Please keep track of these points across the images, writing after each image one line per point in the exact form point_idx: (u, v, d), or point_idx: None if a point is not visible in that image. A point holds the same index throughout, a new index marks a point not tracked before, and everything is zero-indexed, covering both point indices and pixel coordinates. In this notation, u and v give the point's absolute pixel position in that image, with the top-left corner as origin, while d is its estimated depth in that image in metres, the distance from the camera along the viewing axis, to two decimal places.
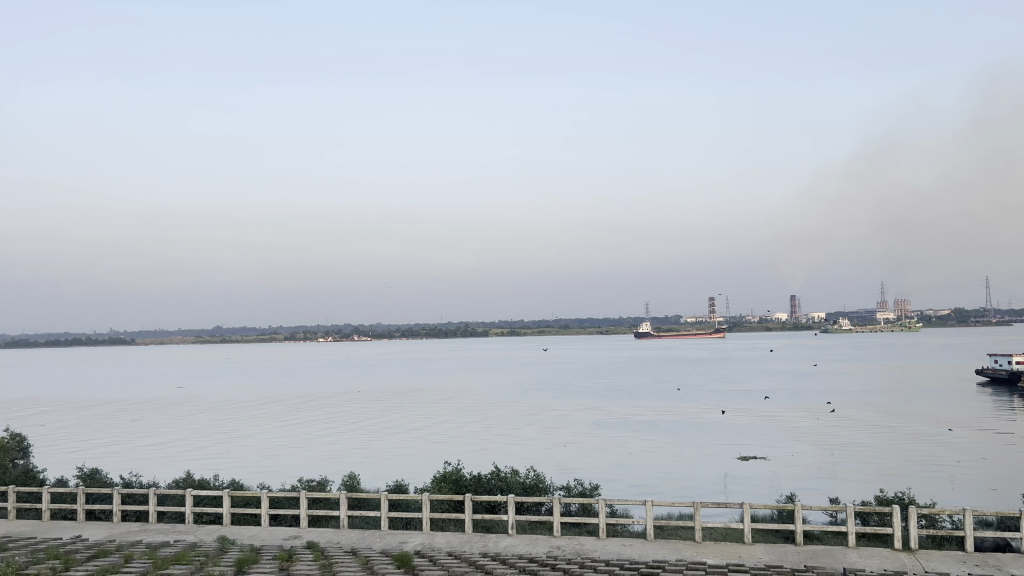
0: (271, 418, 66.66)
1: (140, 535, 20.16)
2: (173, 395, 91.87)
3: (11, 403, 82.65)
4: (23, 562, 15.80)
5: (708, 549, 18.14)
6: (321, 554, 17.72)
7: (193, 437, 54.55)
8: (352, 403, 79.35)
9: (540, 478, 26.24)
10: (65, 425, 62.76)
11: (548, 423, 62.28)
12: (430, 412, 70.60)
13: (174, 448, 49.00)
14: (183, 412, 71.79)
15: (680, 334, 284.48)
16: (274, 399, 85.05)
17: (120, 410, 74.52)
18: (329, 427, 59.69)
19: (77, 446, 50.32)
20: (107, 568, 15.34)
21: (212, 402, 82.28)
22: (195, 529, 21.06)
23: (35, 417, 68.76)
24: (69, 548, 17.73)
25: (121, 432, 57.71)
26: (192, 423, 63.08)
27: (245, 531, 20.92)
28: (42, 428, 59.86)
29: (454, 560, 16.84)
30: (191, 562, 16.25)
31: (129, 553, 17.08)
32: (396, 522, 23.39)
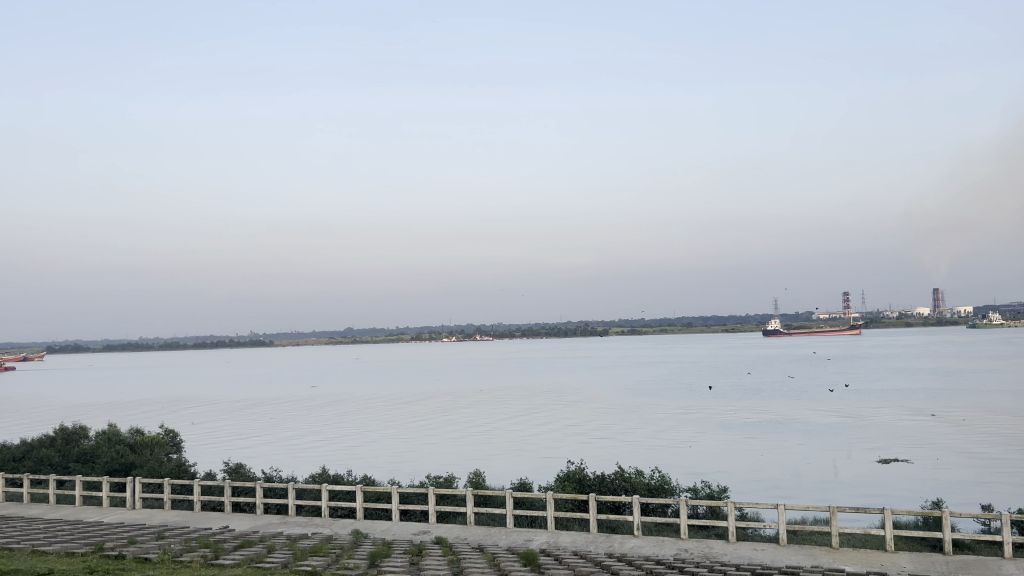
0: (399, 417, 68.71)
1: (282, 527, 21.24)
2: (310, 394, 96.30)
3: (165, 402, 88.91)
4: (178, 550, 16.92)
5: (847, 555, 17.27)
6: (449, 550, 18.04)
7: (328, 434, 57.08)
8: (476, 402, 80.71)
9: (665, 478, 25.82)
10: (213, 422, 66.97)
11: (673, 424, 61.14)
12: (553, 412, 70.79)
13: (310, 445, 51.37)
14: (318, 411, 75.16)
15: (812, 332, 272.57)
16: (403, 399, 87.76)
17: (261, 409, 78.70)
18: (455, 427, 60.85)
19: (225, 442, 53.70)
20: (251, 558, 16.20)
21: (345, 402, 85.50)
22: (330, 523, 21.95)
23: (187, 415, 73.71)
24: (218, 538, 18.90)
25: (261, 429, 61.08)
26: (327, 422, 65.97)
27: (376, 525, 21.62)
28: (193, 425, 64.25)
29: (581, 559, 16.76)
30: (328, 554, 16.91)
31: (270, 544, 17.98)
32: (522, 519, 23.56)
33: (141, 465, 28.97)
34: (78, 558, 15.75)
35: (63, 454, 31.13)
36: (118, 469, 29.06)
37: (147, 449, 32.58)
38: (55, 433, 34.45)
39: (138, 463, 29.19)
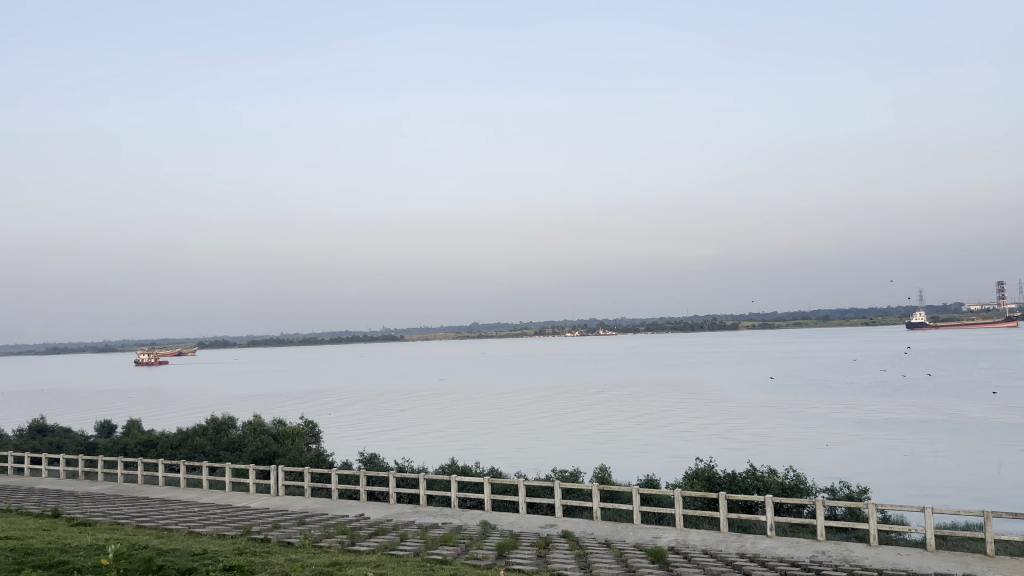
0: (526, 411, 69.38)
1: (413, 516, 21.88)
2: (438, 388, 98.83)
3: (305, 394, 93.48)
4: (318, 535, 17.79)
5: (1005, 565, 16.01)
6: (575, 544, 18.08)
7: (456, 427, 58.42)
8: (601, 398, 80.21)
9: (800, 478, 24.83)
10: (349, 414, 69.81)
11: (808, 421, 58.71)
12: (680, 408, 69.40)
13: (438, 437, 52.70)
14: (447, 404, 76.90)
15: (962, 325, 254.46)
16: (527, 393, 88.57)
17: (393, 401, 81.32)
18: (581, 421, 60.78)
19: (359, 432, 55.93)
20: (384, 545, 16.81)
21: (472, 395, 87.07)
22: (460, 514, 22.44)
23: (325, 406, 77.25)
24: (354, 525, 19.75)
25: (393, 421, 63.15)
26: (454, 415, 67.49)
27: (503, 517, 21.91)
28: (329, 417, 67.25)
29: (711, 559, 16.38)
30: (458, 544, 17.32)
31: (403, 532, 18.61)
32: (649, 517, 23.30)
33: (284, 454, 30.60)
34: (228, 539, 16.85)
35: (214, 442, 33.39)
36: (263, 457, 30.83)
37: (289, 439, 34.39)
38: (206, 423, 36.96)
39: (282, 452, 30.87)
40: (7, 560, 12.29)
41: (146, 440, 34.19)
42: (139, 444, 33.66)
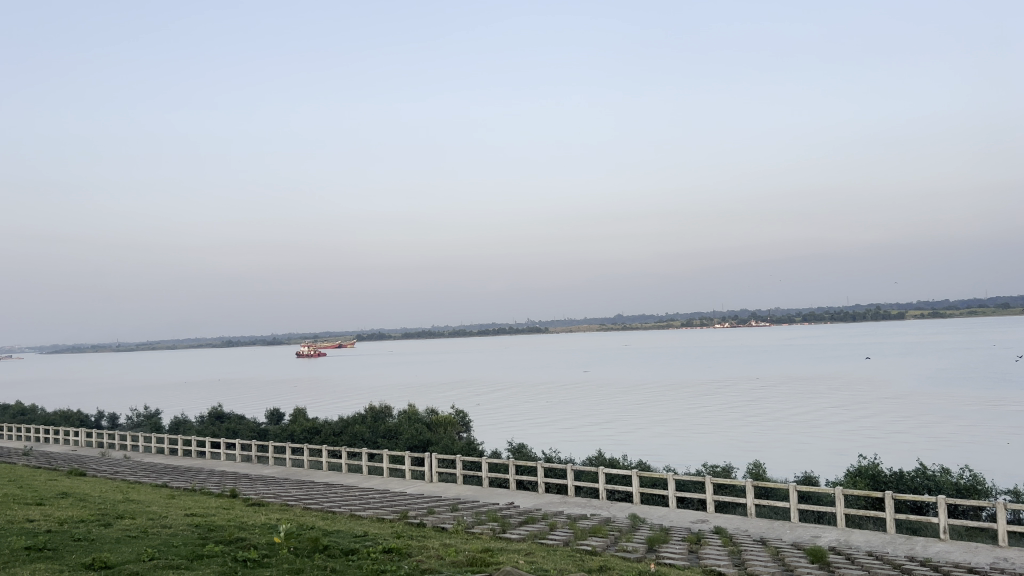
0: (674, 404, 68.16)
1: (562, 507, 22.05)
2: (585, 380, 99.03)
3: (454, 385, 96.16)
4: (470, 522, 18.27)
5: None
6: (728, 541, 17.62)
7: (605, 419, 58.30)
8: (754, 392, 77.52)
9: (978, 479, 22.99)
10: (496, 404, 71.23)
11: (985, 418, 54.15)
12: (840, 403, 65.94)
13: (587, 429, 52.76)
14: (593, 396, 76.79)
15: None
16: (676, 386, 87.04)
17: (539, 393, 82.11)
18: (732, 416, 59.02)
19: (508, 422, 56.98)
20: (534, 534, 17.04)
21: (619, 387, 86.52)
22: (608, 505, 22.38)
23: (474, 397, 79.17)
24: (505, 513, 20.16)
25: (540, 412, 63.84)
26: (602, 406, 67.34)
27: (653, 511, 21.64)
28: (480, 407, 68.92)
29: (876, 561, 15.48)
30: (608, 536, 17.27)
31: (553, 522, 18.77)
32: (808, 516, 22.34)
33: (436, 442, 31.65)
34: (387, 523, 17.63)
35: (373, 430, 35.01)
36: (417, 445, 32.02)
37: (442, 428, 35.51)
38: (365, 411, 38.80)
39: (434, 440, 31.92)
40: (192, 534, 13.43)
41: (311, 427, 36.32)
42: (305, 431, 35.84)
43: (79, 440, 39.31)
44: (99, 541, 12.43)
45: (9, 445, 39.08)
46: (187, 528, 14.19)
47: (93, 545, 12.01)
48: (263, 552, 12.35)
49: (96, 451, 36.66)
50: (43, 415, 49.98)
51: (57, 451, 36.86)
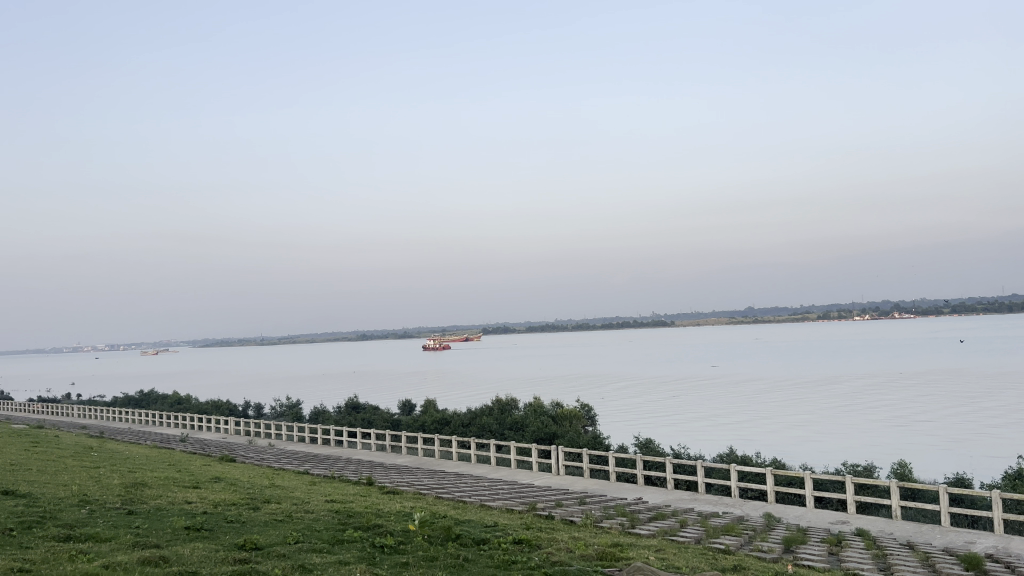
0: (809, 401, 65.27)
1: (692, 504, 21.57)
2: (715, 375, 96.48)
3: (578, 379, 95.88)
4: (599, 516, 18.21)
5: None
6: (872, 544, 16.69)
7: (737, 415, 56.68)
8: (899, 388, 73.25)
9: None
10: (621, 398, 70.53)
11: None
12: (996, 401, 61.12)
13: (718, 425, 51.47)
14: (722, 392, 74.67)
15: None
16: (812, 381, 83.45)
17: (666, 387, 80.60)
18: (873, 413, 55.92)
19: (636, 417, 56.32)
20: (663, 530, 16.75)
21: (749, 383, 83.73)
22: (742, 504, 21.71)
23: (599, 391, 78.72)
24: (633, 508, 19.95)
25: (666, 407, 62.74)
26: (733, 402, 65.53)
27: (789, 511, 20.82)
28: (608, 401, 68.57)
29: None
30: (741, 534, 16.79)
31: (683, 519, 18.39)
32: (962, 520, 20.86)
33: (562, 434, 31.72)
34: (515, 514, 17.82)
35: (499, 422, 35.46)
36: (543, 437, 32.22)
37: (567, 422, 35.55)
38: (492, 404, 39.32)
39: (560, 433, 32.01)
40: (333, 520, 14.03)
41: (441, 419, 37.23)
42: (435, 422, 36.79)
43: (229, 427, 41.99)
44: (250, 524, 13.18)
45: (168, 431, 42.22)
46: (328, 513, 14.85)
47: (244, 527, 12.76)
48: (398, 539, 12.74)
49: (244, 438, 39.03)
50: (197, 404, 53.65)
51: (210, 438, 39.49)
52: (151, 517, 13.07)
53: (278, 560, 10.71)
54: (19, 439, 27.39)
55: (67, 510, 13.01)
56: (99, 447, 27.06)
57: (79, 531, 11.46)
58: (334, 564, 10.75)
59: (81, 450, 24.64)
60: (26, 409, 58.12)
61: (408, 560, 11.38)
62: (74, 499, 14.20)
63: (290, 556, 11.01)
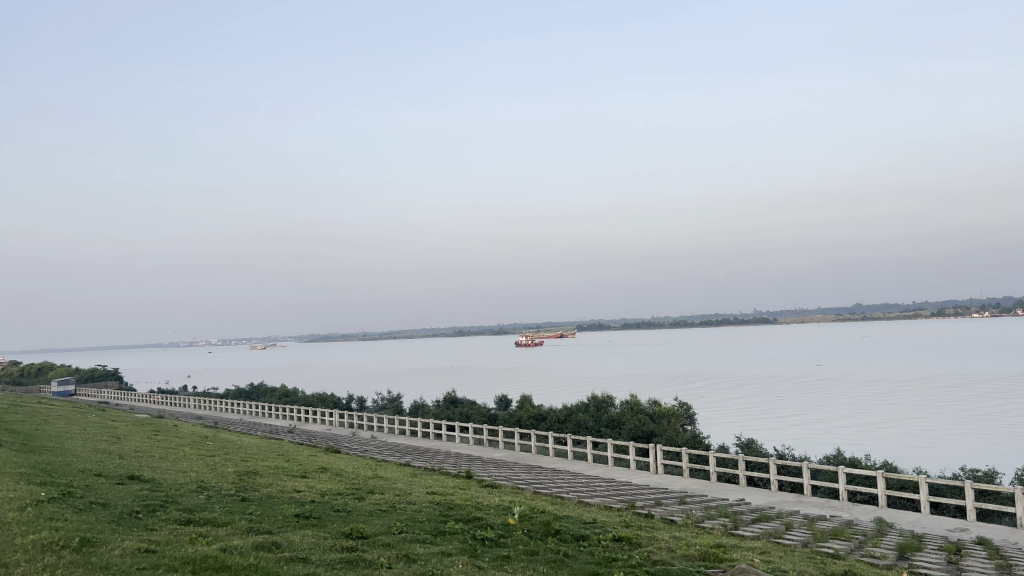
0: (922, 402, 62.04)
1: (797, 507, 20.88)
2: (820, 373, 92.84)
3: (675, 377, 94.20)
4: (700, 516, 17.84)
5: None
6: (996, 554, 15.70)
7: (844, 415, 54.61)
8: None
9: None
10: (720, 397, 68.98)
11: None
12: None
13: (824, 425, 49.67)
14: (827, 391, 71.88)
15: None
16: (926, 381, 79.24)
17: (767, 386, 78.20)
18: (994, 417, 52.65)
19: (736, 417, 55.06)
20: (768, 532, 16.26)
21: (857, 383, 80.27)
22: (850, 507, 20.90)
23: (697, 389, 77.23)
24: (736, 509, 19.46)
25: (767, 407, 60.97)
26: (840, 402, 63.00)
27: (902, 516, 19.88)
28: (707, 400, 67.28)
29: None
30: (851, 539, 16.12)
31: (788, 522, 17.79)
32: None
33: (660, 432, 31.30)
34: (615, 511, 17.65)
35: (596, 420, 35.27)
36: (641, 436, 31.88)
37: (666, 420, 35.06)
38: (588, 401, 39.15)
39: (658, 431, 31.60)
40: (435, 511, 14.28)
41: (537, 415, 37.33)
42: (532, 418, 36.95)
43: (333, 420, 43.43)
44: (356, 513, 13.56)
45: (277, 423, 43.97)
46: (429, 505, 15.13)
47: (349, 517, 13.11)
48: (499, 532, 12.83)
49: (348, 430, 40.24)
50: (303, 397, 55.69)
51: (316, 429, 40.91)
52: (263, 504, 13.63)
53: (383, 550, 10.96)
54: (141, 427, 29.07)
55: (187, 495, 13.74)
56: (215, 436, 28.43)
57: (199, 515, 12.05)
58: (437, 555, 10.91)
59: (197, 439, 25.94)
60: (149, 399, 61.72)
61: (509, 553, 11.44)
62: (194, 485, 15.00)
63: (395, 545, 11.26)
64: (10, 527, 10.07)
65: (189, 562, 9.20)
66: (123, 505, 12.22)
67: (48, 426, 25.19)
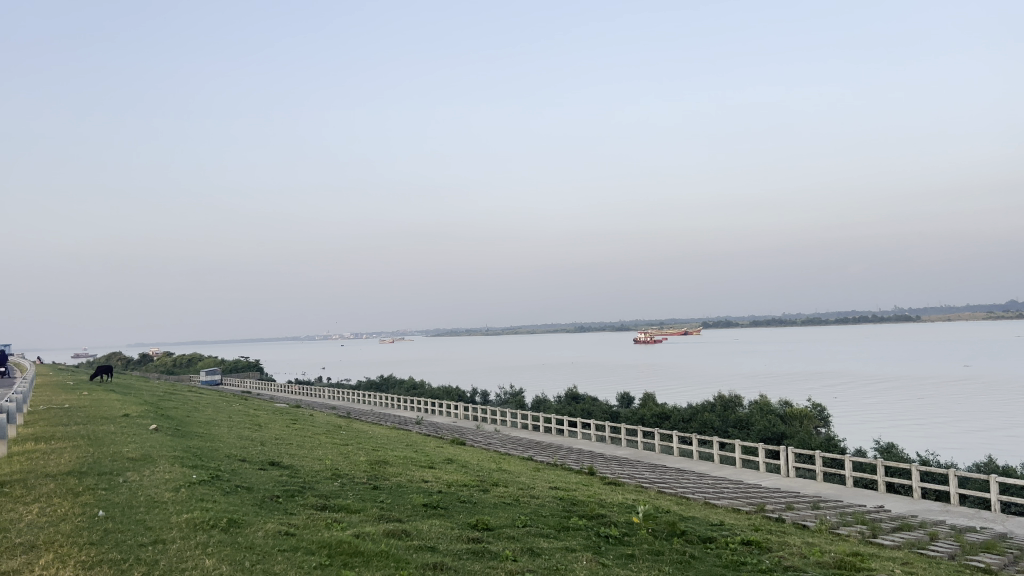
0: None
1: (943, 516, 19.60)
2: (970, 376, 86.60)
3: (808, 377, 90.31)
4: (835, 522, 17.07)
5: None
6: None
7: (995, 421, 50.89)
8: None
9: None
10: (857, 399, 65.69)
11: None
12: None
13: (974, 431, 46.41)
14: (977, 395, 67.03)
15: None
16: None
17: (911, 389, 73.69)
18: None
19: (874, 420, 52.37)
20: (910, 542, 15.36)
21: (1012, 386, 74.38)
22: (1002, 519, 19.40)
23: (831, 390, 73.86)
24: (874, 516, 18.47)
25: (909, 410, 57.56)
26: (992, 407, 58.52)
27: None
28: (843, 402, 64.21)
29: None
30: (1004, 554, 14.96)
31: (932, 531, 16.72)
32: None
33: (792, 434, 30.18)
34: (743, 514, 17.17)
35: (723, 419, 34.41)
36: (771, 437, 30.86)
37: (797, 421, 33.76)
38: (715, 400, 38.21)
39: (789, 432, 30.53)
40: (558, 506, 14.33)
41: (661, 413, 36.83)
42: (656, 416, 36.48)
43: (458, 412, 44.40)
44: (481, 504, 13.81)
45: (405, 414, 45.41)
46: (552, 499, 15.19)
47: (475, 508, 13.36)
48: (623, 530, 12.72)
49: (472, 423, 41.02)
50: (429, 389, 57.20)
51: (442, 422, 41.88)
52: (393, 493, 14.10)
53: (508, 542, 11.10)
54: (281, 415, 30.82)
55: (323, 482, 14.40)
56: (347, 426, 29.69)
57: (333, 501, 12.60)
58: (562, 550, 10.94)
59: (332, 428, 27.19)
60: (288, 389, 65.06)
61: (633, 552, 11.32)
62: (328, 472, 15.72)
63: (520, 538, 11.38)
64: (166, 506, 10.86)
65: (325, 546, 9.63)
66: (265, 490, 12.97)
67: (199, 413, 27.06)
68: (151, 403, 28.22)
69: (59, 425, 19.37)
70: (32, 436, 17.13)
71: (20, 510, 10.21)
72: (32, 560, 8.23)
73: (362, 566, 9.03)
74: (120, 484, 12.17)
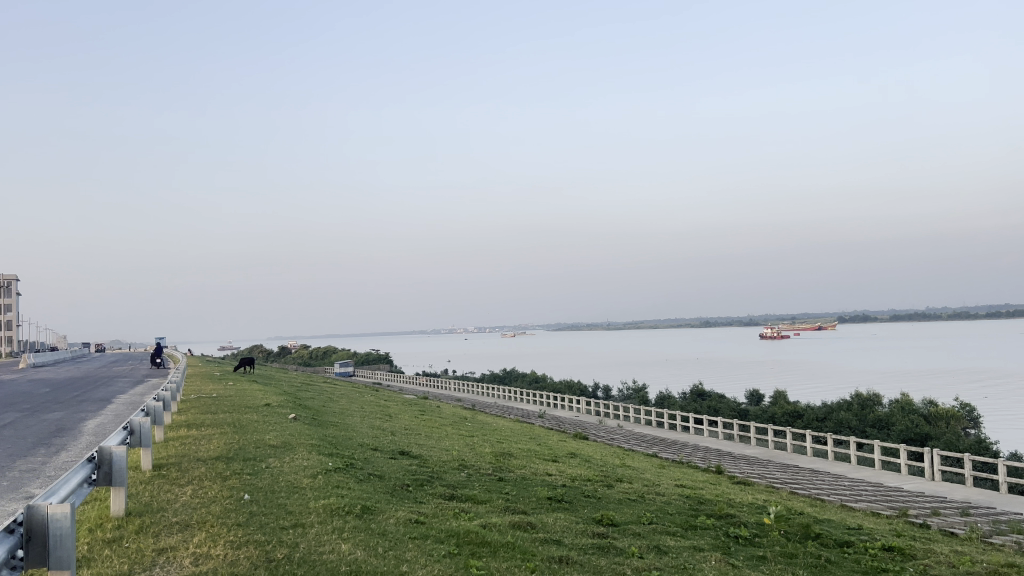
0: None
1: None
2: None
3: (956, 375, 84.26)
4: (988, 530, 15.87)
5: None
6: None
7: None
8: None
9: None
10: (1011, 399, 60.73)
11: None
12: None
13: None
14: None
15: None
16: None
17: None
18: None
19: None
20: None
21: None
22: None
23: (982, 390, 68.70)
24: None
25: None
26: None
27: None
28: (996, 402, 59.53)
29: None
30: None
31: None
32: None
33: (938, 436, 28.35)
34: (884, 519, 16.27)
35: (860, 419, 32.74)
36: (914, 438, 29.11)
37: (944, 422, 31.65)
38: (852, 398, 36.37)
39: (935, 434, 28.67)
40: (686, 505, 14.02)
41: (793, 412, 35.41)
42: (788, 415, 35.16)
43: (581, 407, 44.27)
44: (605, 500, 13.71)
45: (529, 407, 45.71)
46: (679, 497, 14.91)
47: (600, 503, 13.31)
48: (754, 531, 12.34)
49: (595, 419, 40.85)
50: (552, 384, 57.35)
51: (565, 416, 41.91)
52: (518, 485, 14.24)
53: (634, 539, 10.98)
54: (410, 407, 31.80)
55: (450, 472, 14.73)
56: (473, 418, 30.30)
57: (460, 492, 12.86)
58: (689, 549, 10.71)
59: (458, 419, 27.78)
60: (415, 381, 66.95)
61: (765, 554, 10.97)
62: (455, 463, 16.07)
63: (646, 535, 11.24)
64: (305, 491, 11.44)
65: (453, 535, 9.84)
66: (395, 478, 13.41)
67: (333, 403, 28.37)
68: (290, 393, 29.75)
69: (208, 413, 20.69)
70: (186, 423, 18.37)
71: (175, 491, 11.00)
72: (187, 538, 8.85)
73: (488, 556, 9.17)
74: (263, 470, 12.91)
